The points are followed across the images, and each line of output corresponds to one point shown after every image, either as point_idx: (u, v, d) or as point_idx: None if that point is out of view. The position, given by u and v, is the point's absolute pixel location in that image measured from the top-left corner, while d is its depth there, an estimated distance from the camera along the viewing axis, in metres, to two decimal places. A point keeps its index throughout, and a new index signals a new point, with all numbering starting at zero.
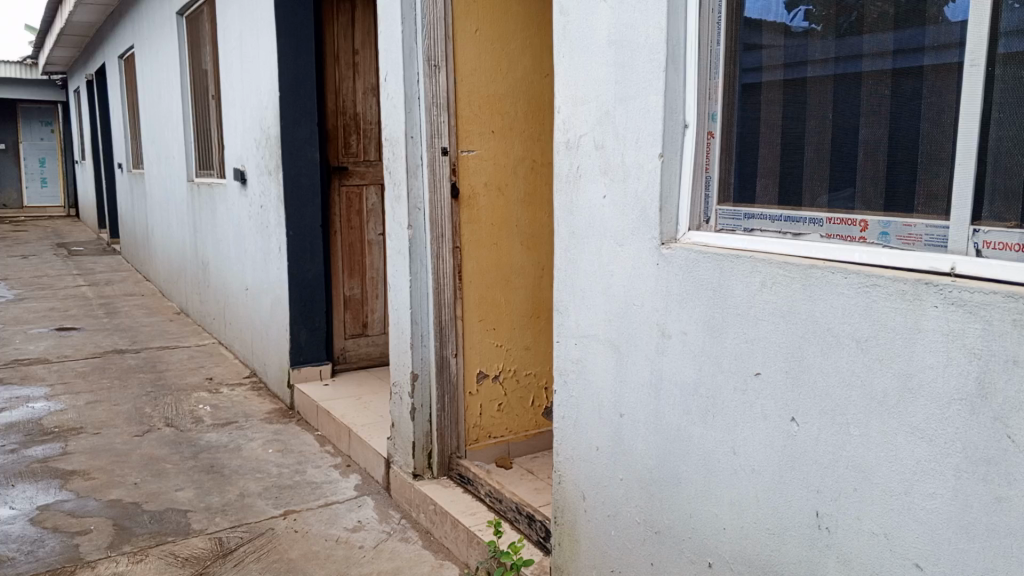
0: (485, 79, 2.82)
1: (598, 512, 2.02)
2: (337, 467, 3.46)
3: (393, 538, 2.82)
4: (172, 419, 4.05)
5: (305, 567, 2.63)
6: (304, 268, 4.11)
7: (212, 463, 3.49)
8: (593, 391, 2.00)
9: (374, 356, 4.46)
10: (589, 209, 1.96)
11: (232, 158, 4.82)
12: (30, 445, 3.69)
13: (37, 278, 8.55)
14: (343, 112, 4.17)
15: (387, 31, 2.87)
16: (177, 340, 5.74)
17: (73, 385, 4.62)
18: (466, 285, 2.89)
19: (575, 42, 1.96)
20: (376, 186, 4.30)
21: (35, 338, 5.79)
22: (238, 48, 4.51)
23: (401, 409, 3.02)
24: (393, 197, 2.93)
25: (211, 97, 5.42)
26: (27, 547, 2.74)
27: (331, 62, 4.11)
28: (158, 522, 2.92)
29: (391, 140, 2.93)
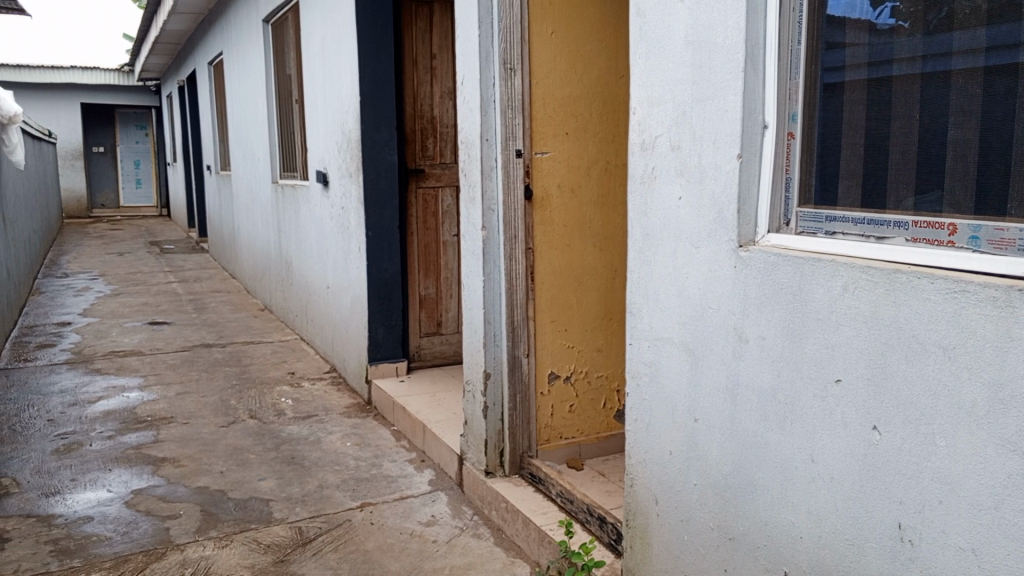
0: (561, 82, 2.84)
1: (671, 516, 2.00)
2: (412, 461, 3.53)
3: (465, 533, 2.87)
4: (256, 411, 4.22)
5: (381, 558, 2.70)
6: (381, 267, 4.22)
7: (294, 454, 3.61)
8: (666, 394, 1.99)
9: (448, 353, 4.52)
10: (664, 211, 1.95)
11: (314, 160, 4.98)
12: (125, 432, 3.90)
13: (132, 274, 9.01)
14: (421, 115, 4.25)
15: (465, 35, 2.92)
16: (262, 335, 5.96)
17: (165, 377, 4.85)
18: (539, 286, 2.91)
19: (652, 43, 1.95)
20: (452, 188, 4.36)
21: (130, 331, 6.11)
22: (320, 53, 4.65)
23: (473, 407, 3.07)
24: (469, 199, 2.98)
25: (295, 101, 5.60)
26: (123, 528, 2.90)
27: (410, 66, 4.20)
28: (242, 510, 3.05)
29: (466, 142, 2.98)
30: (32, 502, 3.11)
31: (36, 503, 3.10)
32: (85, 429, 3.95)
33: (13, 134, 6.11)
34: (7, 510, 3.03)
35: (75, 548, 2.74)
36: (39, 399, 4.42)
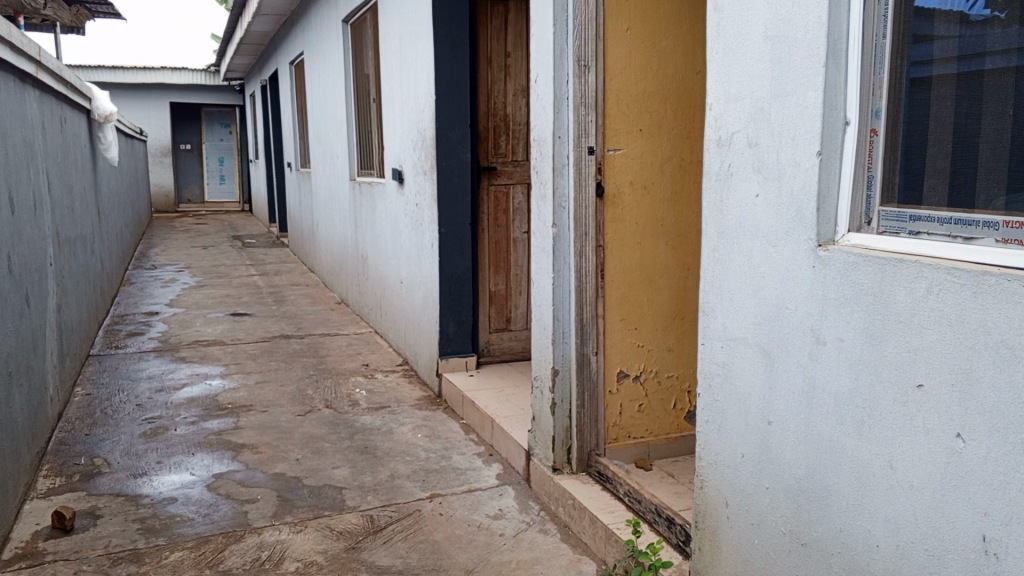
0: (635, 79, 2.82)
1: (741, 520, 1.97)
2: (480, 455, 3.57)
3: (532, 529, 2.88)
4: (331, 401, 4.33)
5: (449, 549, 2.74)
6: (453, 262, 4.27)
7: (366, 444, 3.70)
8: (738, 396, 1.96)
9: (517, 350, 4.55)
10: (740, 209, 1.92)
11: (390, 157, 5.08)
12: (208, 418, 4.06)
13: (216, 267, 9.36)
14: (494, 113, 4.29)
15: (539, 33, 2.93)
16: (337, 327, 6.11)
17: (246, 366, 5.04)
18: (609, 284, 2.89)
19: (729, 38, 1.92)
20: (523, 185, 4.38)
21: (213, 322, 6.36)
22: (398, 52, 4.73)
23: (542, 403, 3.08)
24: (540, 196, 3.00)
25: (372, 100, 5.72)
26: (205, 510, 3.02)
27: (484, 64, 4.23)
28: (316, 496, 3.14)
29: (539, 139, 2.99)
30: (121, 481, 3.28)
31: (125, 483, 3.26)
32: (170, 414, 4.13)
33: (108, 133, 6.43)
34: (99, 488, 3.21)
35: (161, 527, 2.87)
36: (128, 384, 4.64)
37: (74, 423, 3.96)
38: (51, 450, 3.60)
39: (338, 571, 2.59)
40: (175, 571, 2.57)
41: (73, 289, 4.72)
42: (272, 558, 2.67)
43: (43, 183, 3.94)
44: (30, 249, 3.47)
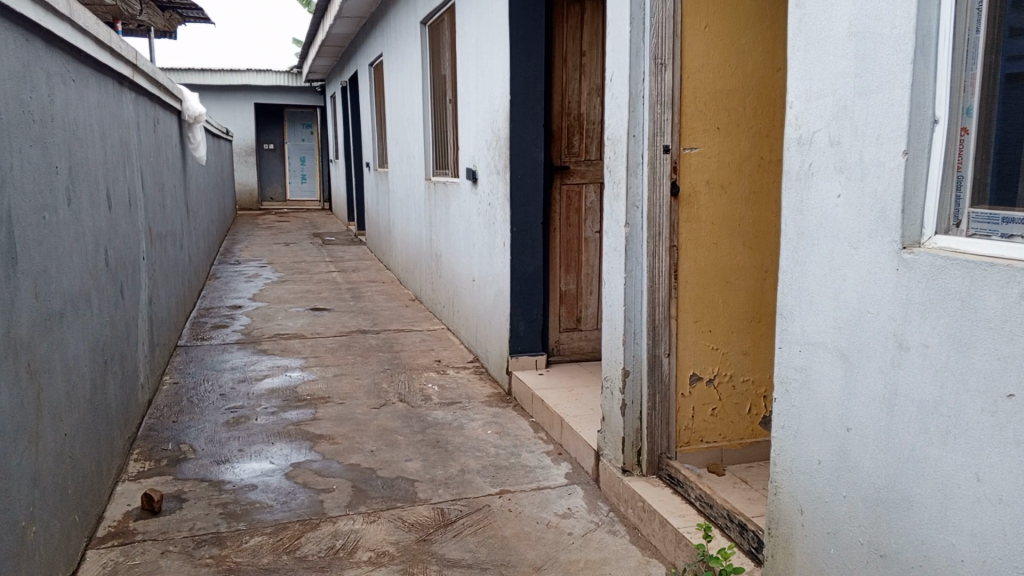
0: (713, 76, 2.78)
1: (817, 529, 1.93)
2: (550, 454, 3.58)
3: (601, 529, 2.88)
4: (404, 395, 4.42)
5: (517, 545, 2.76)
6: (525, 261, 4.29)
7: (438, 438, 3.76)
8: (816, 402, 1.92)
9: (588, 350, 4.55)
10: (821, 210, 1.87)
11: (465, 157, 5.13)
12: (287, 409, 4.19)
13: (297, 263, 9.66)
14: (569, 112, 4.30)
15: (615, 32, 2.91)
16: (411, 323, 6.22)
17: (324, 359, 5.18)
18: (683, 285, 2.86)
19: (812, 35, 1.88)
20: (596, 185, 4.36)
21: (294, 316, 6.56)
22: (474, 53, 4.78)
23: (612, 404, 3.07)
24: (613, 195, 2.98)
25: (448, 100, 5.79)
26: (283, 497, 3.13)
27: (559, 64, 4.24)
28: (389, 488, 3.21)
29: (613, 138, 2.98)
30: (206, 467, 3.42)
31: (209, 469, 3.40)
32: (252, 404, 4.29)
33: (197, 133, 6.71)
34: (185, 473, 3.36)
35: (241, 512, 2.99)
36: (213, 374, 4.84)
37: (163, 410, 4.15)
38: (142, 436, 3.79)
39: (409, 562, 2.64)
40: (254, 555, 2.67)
41: (163, 282, 4.94)
42: (346, 546, 2.74)
43: (138, 180, 4.15)
44: (125, 244, 3.66)
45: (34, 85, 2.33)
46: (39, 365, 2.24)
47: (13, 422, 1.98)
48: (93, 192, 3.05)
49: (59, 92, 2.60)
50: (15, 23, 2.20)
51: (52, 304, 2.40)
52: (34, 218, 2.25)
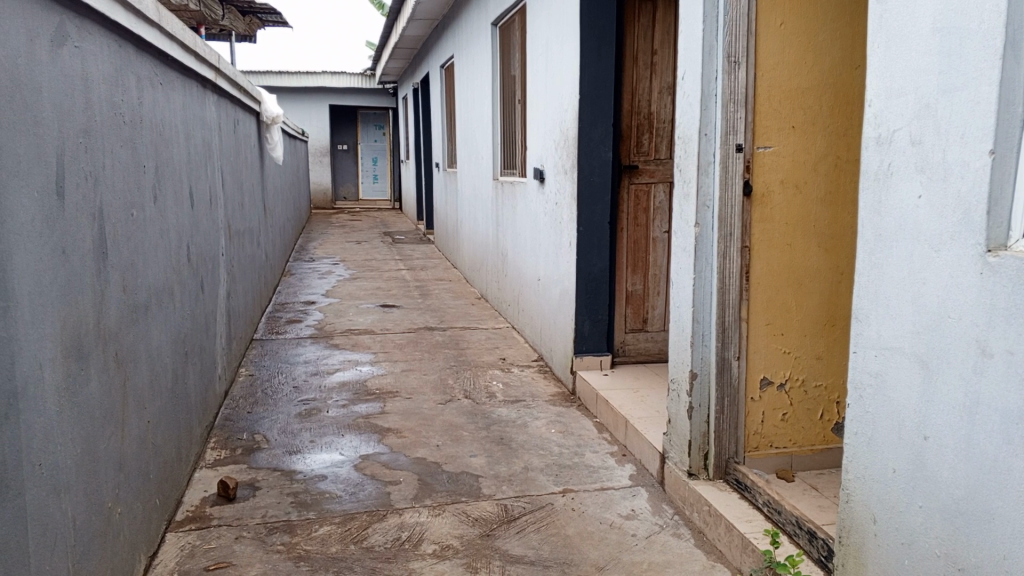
0: (789, 74, 2.72)
1: (891, 539, 1.87)
2: (614, 455, 3.56)
3: (666, 532, 2.85)
4: (470, 392, 4.47)
5: (580, 545, 2.76)
6: (592, 261, 4.28)
7: (502, 435, 3.79)
8: (892, 408, 1.86)
9: (653, 351, 4.51)
10: (900, 210, 1.81)
11: (532, 157, 5.15)
12: (357, 402, 4.29)
13: (368, 261, 9.86)
14: (639, 111, 4.26)
15: (688, 29, 2.88)
16: (477, 322, 6.28)
17: (392, 355, 5.27)
18: (754, 286, 2.81)
19: (893, 31, 1.82)
20: (665, 184, 4.32)
21: (364, 312, 6.70)
22: (544, 53, 4.79)
23: (679, 407, 3.04)
24: (683, 195, 2.95)
25: (517, 100, 5.82)
26: (351, 488, 3.21)
27: (630, 62, 4.21)
28: (454, 482, 3.25)
29: (683, 137, 2.95)
30: (278, 457, 3.53)
31: (281, 458, 3.51)
32: (323, 396, 4.40)
33: (275, 133, 6.91)
34: (259, 461, 3.48)
35: (312, 502, 3.07)
36: (287, 367, 4.99)
37: (239, 400, 4.30)
38: (219, 425, 3.93)
39: (472, 556, 2.67)
40: (323, 543, 2.74)
41: (241, 277, 5.12)
42: (412, 538, 2.79)
43: (218, 179, 4.31)
44: (205, 240, 3.80)
45: (126, 88, 2.46)
46: (126, 355, 2.35)
47: (101, 408, 2.09)
48: (177, 190, 3.19)
49: (147, 95, 2.73)
50: (109, 29, 2.32)
51: (138, 296, 2.51)
52: (123, 215, 2.37)
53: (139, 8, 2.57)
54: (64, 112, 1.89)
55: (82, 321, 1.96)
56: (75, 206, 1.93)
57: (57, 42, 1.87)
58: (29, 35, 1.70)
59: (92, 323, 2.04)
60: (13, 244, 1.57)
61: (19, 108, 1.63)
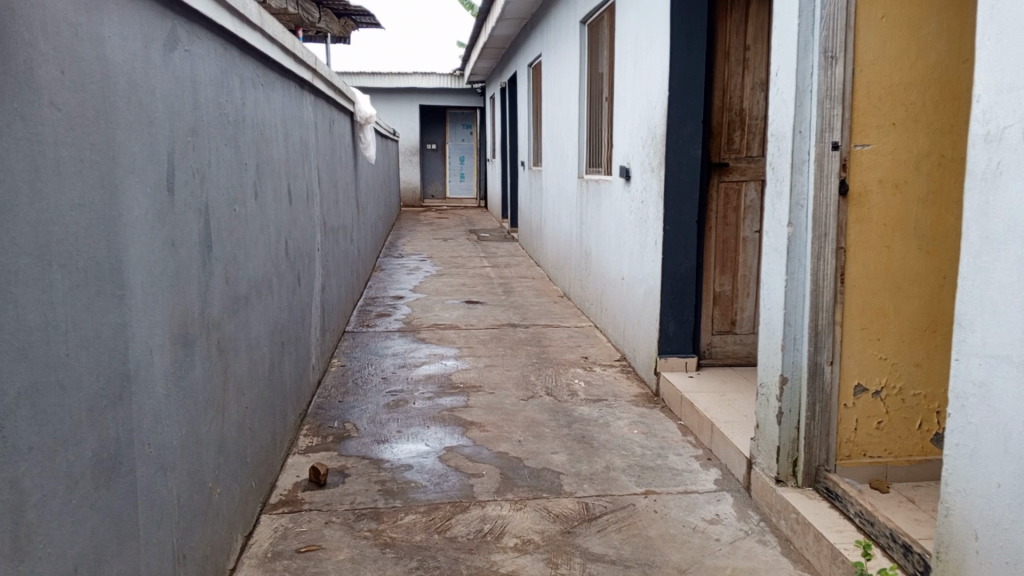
0: (890, 69, 2.62)
1: (994, 557, 1.78)
2: (698, 458, 3.51)
3: (751, 538, 2.80)
4: (552, 389, 4.48)
5: (662, 547, 2.73)
6: (679, 260, 4.22)
7: (584, 434, 3.79)
8: (997, 420, 1.77)
9: (741, 354, 4.42)
10: (1010, 212, 1.72)
11: (619, 155, 5.12)
12: (442, 395, 4.37)
13: (453, 258, 10.01)
14: (730, 108, 4.18)
15: (783, 24, 2.81)
16: (560, 319, 6.29)
17: (477, 350, 5.34)
18: (849, 289, 2.71)
19: (1004, 23, 1.73)
20: (757, 182, 4.21)
21: (449, 307, 6.81)
22: (633, 50, 4.76)
23: (767, 411, 2.98)
24: (775, 194, 2.89)
25: (605, 98, 5.80)
26: (436, 479, 3.27)
27: (722, 58, 4.13)
28: (535, 478, 3.28)
29: (777, 134, 2.88)
30: (366, 445, 3.63)
31: (369, 447, 3.62)
32: (410, 388, 4.51)
33: (367, 133, 7.10)
34: (348, 450, 3.59)
35: (398, 490, 3.16)
36: (375, 359, 5.13)
37: (330, 390, 4.45)
38: (311, 412, 4.09)
39: (554, 552, 2.69)
40: (408, 532, 2.81)
41: (334, 271, 5.30)
42: (494, 531, 2.83)
43: (314, 177, 4.47)
44: (302, 235, 3.95)
45: (231, 89, 2.58)
46: (227, 343, 2.47)
47: (204, 392, 2.20)
48: (276, 186, 3.33)
49: (250, 96, 2.86)
50: (216, 34, 2.45)
51: (239, 287, 2.63)
52: (227, 210, 2.49)
53: (244, 14, 2.70)
54: (174, 112, 2.01)
55: (188, 310, 2.08)
56: (183, 201, 2.05)
57: (169, 46, 1.98)
58: (146, 40, 1.82)
59: (196, 312, 2.15)
60: (127, 235, 1.67)
61: (137, 110, 1.75)
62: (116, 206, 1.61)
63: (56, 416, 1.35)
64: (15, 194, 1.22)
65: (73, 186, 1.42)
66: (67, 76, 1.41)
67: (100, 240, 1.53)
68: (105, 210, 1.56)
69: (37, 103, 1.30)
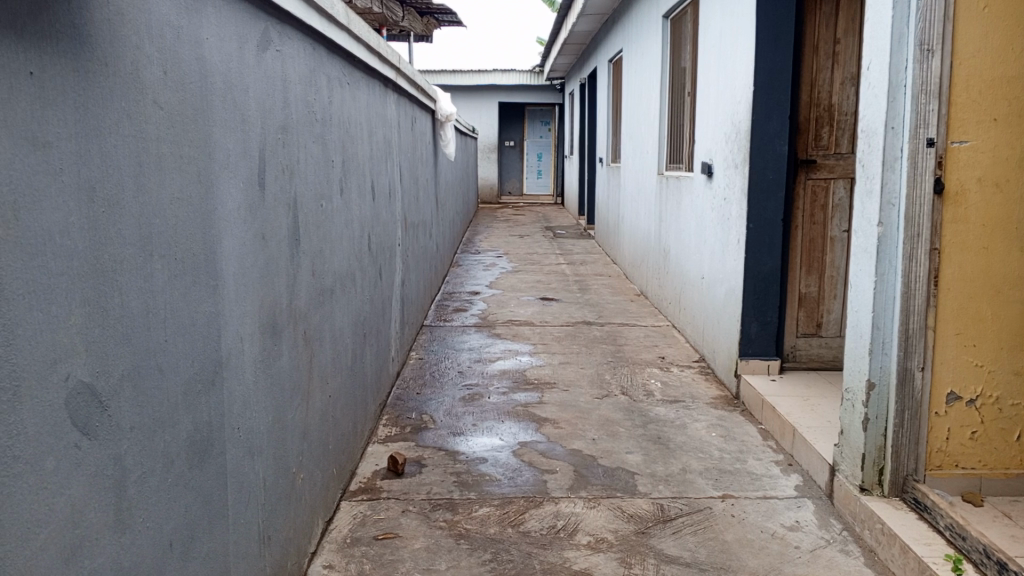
0: (992, 61, 2.50)
1: None
2: (778, 463, 3.42)
3: (832, 547, 2.71)
4: (628, 388, 4.45)
5: (739, 552, 2.68)
6: (762, 260, 4.12)
7: (660, 435, 3.74)
8: None
9: (826, 358, 4.28)
10: None
11: (701, 152, 5.03)
12: (516, 390, 4.40)
13: (529, 254, 10.04)
14: (818, 103, 4.07)
15: (876, 16, 2.71)
16: (636, 318, 6.23)
17: (552, 347, 5.35)
18: (943, 293, 2.59)
19: None
20: (846, 180, 4.08)
21: (525, 304, 6.84)
22: (717, 44, 4.66)
23: (853, 417, 2.88)
24: (866, 192, 2.79)
25: (687, 93, 5.70)
26: (510, 473, 3.30)
27: (811, 52, 4.02)
28: (610, 477, 3.26)
29: (868, 131, 2.78)
30: (442, 437, 3.69)
31: (445, 439, 3.68)
32: (485, 383, 4.55)
33: (448, 131, 7.20)
34: (425, 441, 3.66)
35: (472, 483, 3.20)
36: (452, 353, 5.20)
37: (408, 382, 4.54)
38: (390, 403, 4.18)
39: (627, 552, 2.67)
40: (483, 524, 2.85)
41: (413, 265, 5.39)
42: (567, 528, 2.83)
43: (397, 174, 4.57)
44: (384, 230, 4.04)
45: (318, 88, 2.66)
46: (312, 333, 2.56)
47: (290, 380, 2.28)
48: (360, 182, 3.41)
49: (336, 95, 2.94)
50: (305, 34, 2.52)
51: (324, 280, 2.72)
52: (314, 205, 2.57)
53: (332, 14, 2.78)
54: (266, 109, 2.08)
55: (277, 301, 2.16)
56: (273, 196, 2.12)
57: (262, 46, 2.06)
58: (240, 42, 1.89)
59: (284, 303, 2.23)
60: (221, 228, 1.75)
61: (231, 108, 1.82)
62: (211, 200, 1.69)
63: (154, 397, 1.42)
64: (121, 188, 1.30)
65: (173, 180, 1.50)
66: (168, 76, 1.48)
67: (196, 233, 1.60)
68: (201, 204, 1.63)
69: (141, 101, 1.37)
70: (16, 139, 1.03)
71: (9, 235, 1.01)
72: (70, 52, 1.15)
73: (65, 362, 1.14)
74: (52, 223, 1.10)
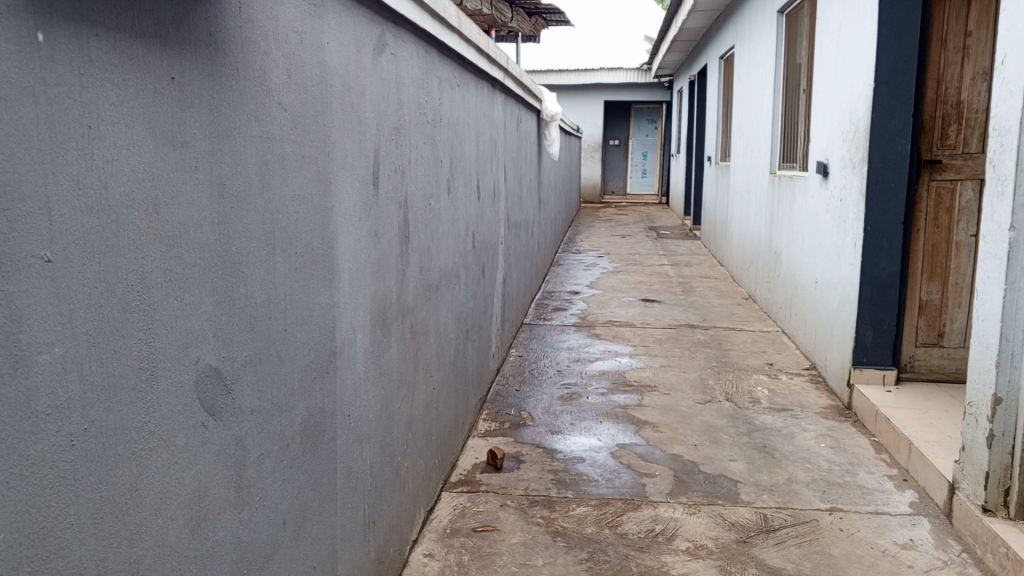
0: None
1: None
2: (892, 478, 3.26)
3: (950, 569, 2.57)
4: (732, 394, 4.34)
5: (846, 567, 2.58)
6: (880, 266, 3.93)
7: (765, 443, 3.64)
8: None
9: (948, 369, 4.04)
10: None
11: (816, 151, 4.85)
12: (616, 392, 4.38)
13: (632, 255, 9.93)
14: (945, 100, 3.84)
15: (1011, 7, 2.54)
16: (743, 323, 6.07)
17: (653, 349, 5.28)
18: None
19: None
20: (975, 181, 3.84)
21: (626, 305, 6.78)
22: (835, 39, 4.49)
23: (976, 433, 2.71)
24: (996, 194, 2.62)
25: (802, 91, 5.51)
26: (608, 474, 3.29)
27: (938, 46, 3.80)
28: (711, 484, 3.20)
29: (1000, 129, 2.61)
30: (541, 435, 3.72)
31: (544, 436, 3.70)
32: (584, 383, 4.55)
33: (553, 130, 7.23)
34: (524, 437, 3.69)
35: (570, 481, 3.21)
36: (552, 352, 5.22)
37: (509, 379, 4.59)
38: (491, 399, 4.24)
39: (727, 560, 2.62)
40: (579, 523, 2.85)
41: (516, 264, 5.45)
42: (665, 532, 2.80)
43: (502, 173, 4.63)
44: (489, 229, 4.11)
45: (430, 89, 2.73)
46: (419, 326, 2.63)
47: (397, 371, 2.36)
48: (468, 181, 3.49)
49: (447, 96, 3.02)
50: (419, 37, 2.60)
51: (431, 276, 2.79)
52: (423, 203, 2.65)
53: (446, 17, 2.85)
54: (381, 111, 2.16)
55: (387, 295, 2.24)
56: (386, 194, 2.20)
57: (378, 49, 2.14)
58: (358, 46, 1.97)
59: (393, 298, 2.31)
60: (338, 225, 1.83)
61: (349, 110, 1.90)
62: (330, 197, 1.77)
63: (273, 382, 1.51)
64: (249, 186, 1.38)
65: (295, 178, 1.58)
66: (293, 80, 1.57)
67: (315, 228, 1.69)
68: (321, 201, 1.72)
69: (268, 103, 1.46)
70: (158, 139, 1.11)
71: (151, 228, 1.09)
72: (207, 58, 1.24)
73: (195, 347, 1.22)
74: (187, 218, 1.19)
